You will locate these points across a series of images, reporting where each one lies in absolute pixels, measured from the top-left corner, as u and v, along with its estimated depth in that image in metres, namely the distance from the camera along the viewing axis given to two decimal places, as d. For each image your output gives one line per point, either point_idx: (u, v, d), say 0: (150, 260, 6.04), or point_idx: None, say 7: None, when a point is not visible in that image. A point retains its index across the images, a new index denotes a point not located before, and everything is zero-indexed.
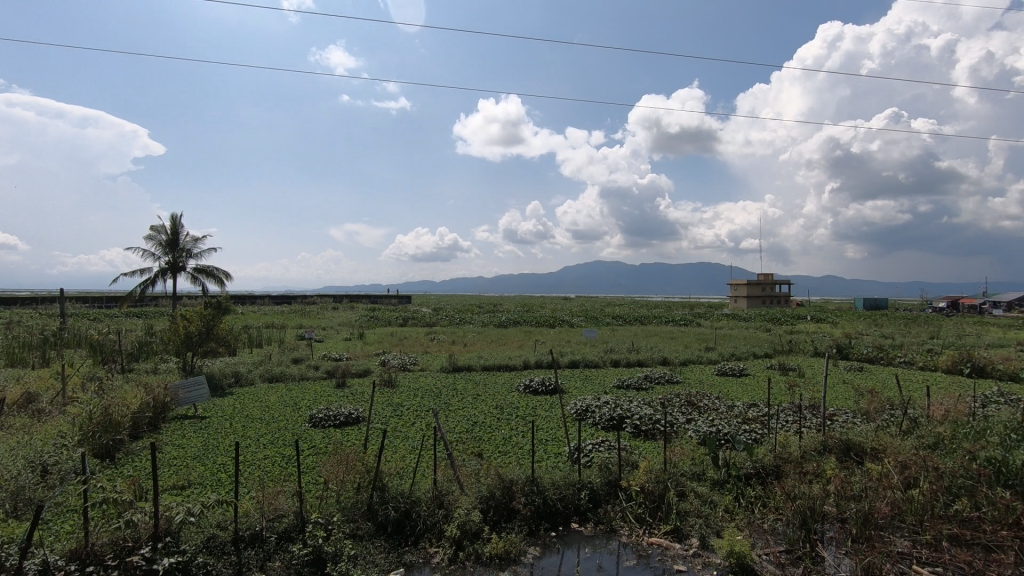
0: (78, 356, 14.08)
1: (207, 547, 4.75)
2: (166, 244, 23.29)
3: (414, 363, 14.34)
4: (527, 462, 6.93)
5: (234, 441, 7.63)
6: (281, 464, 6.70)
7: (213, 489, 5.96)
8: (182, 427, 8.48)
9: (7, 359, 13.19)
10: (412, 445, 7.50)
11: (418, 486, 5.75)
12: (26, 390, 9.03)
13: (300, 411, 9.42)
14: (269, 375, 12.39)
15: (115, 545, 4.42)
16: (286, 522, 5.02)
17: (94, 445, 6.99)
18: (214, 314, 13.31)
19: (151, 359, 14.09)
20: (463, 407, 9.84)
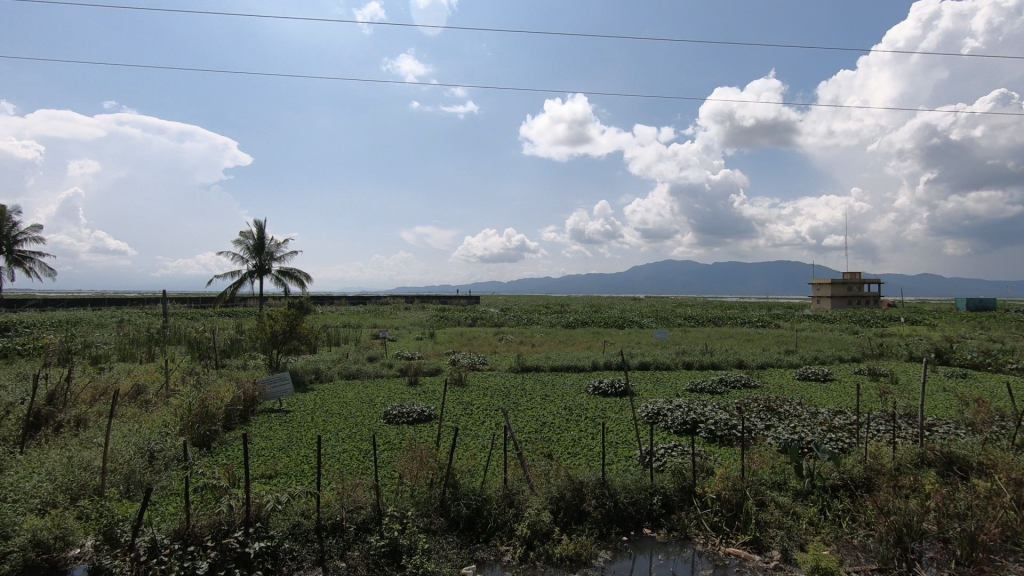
0: (179, 352, 15.33)
1: (293, 534, 5.03)
2: (253, 248, 24.89)
3: (483, 362, 14.54)
4: (597, 465, 6.85)
5: (316, 435, 8.03)
6: (359, 458, 7.00)
7: (297, 480, 6.31)
8: (269, 420, 9.02)
9: (119, 353, 14.56)
10: (482, 444, 7.62)
11: (489, 485, 5.82)
12: (135, 383, 9.95)
13: (376, 407, 9.80)
14: (347, 372, 12.95)
15: (213, 528, 4.77)
16: (364, 514, 5.22)
17: (194, 434, 7.58)
18: (297, 314, 14.09)
19: (241, 355, 15.11)
20: (532, 407, 9.87)
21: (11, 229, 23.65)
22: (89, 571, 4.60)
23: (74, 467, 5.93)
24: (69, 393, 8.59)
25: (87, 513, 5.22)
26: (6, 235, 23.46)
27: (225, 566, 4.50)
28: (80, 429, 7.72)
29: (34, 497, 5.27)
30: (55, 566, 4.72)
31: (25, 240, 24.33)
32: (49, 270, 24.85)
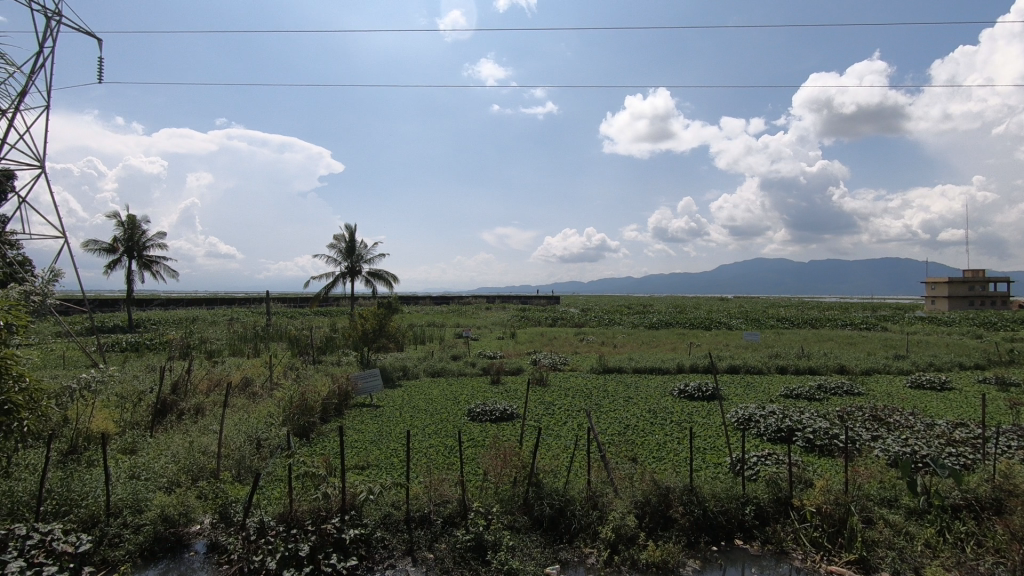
0: (281, 348, 16.51)
1: (385, 523, 5.27)
2: (345, 251, 26.32)
3: (565, 363, 14.49)
4: (684, 471, 6.63)
5: (404, 429, 8.36)
6: (444, 454, 7.21)
7: (387, 472, 6.59)
8: (361, 414, 9.49)
9: (231, 348, 15.92)
10: (565, 445, 7.60)
11: (572, 486, 5.81)
12: (244, 376, 10.84)
13: (460, 405, 10.05)
14: (432, 370, 13.38)
15: (313, 513, 5.08)
16: (450, 507, 5.38)
17: (295, 424, 8.13)
18: (385, 313, 14.73)
19: (335, 352, 16.00)
20: (615, 409, 9.71)
21: (141, 235, 26.44)
22: (209, 546, 5.11)
23: (195, 452, 6.56)
24: (189, 383, 9.50)
25: (206, 493, 5.75)
26: (137, 241, 26.27)
27: (324, 550, 4.73)
28: (198, 416, 8.50)
29: (162, 476, 5.88)
30: (179, 540, 5.20)
31: (152, 245, 27.12)
32: (172, 270, 27.49)
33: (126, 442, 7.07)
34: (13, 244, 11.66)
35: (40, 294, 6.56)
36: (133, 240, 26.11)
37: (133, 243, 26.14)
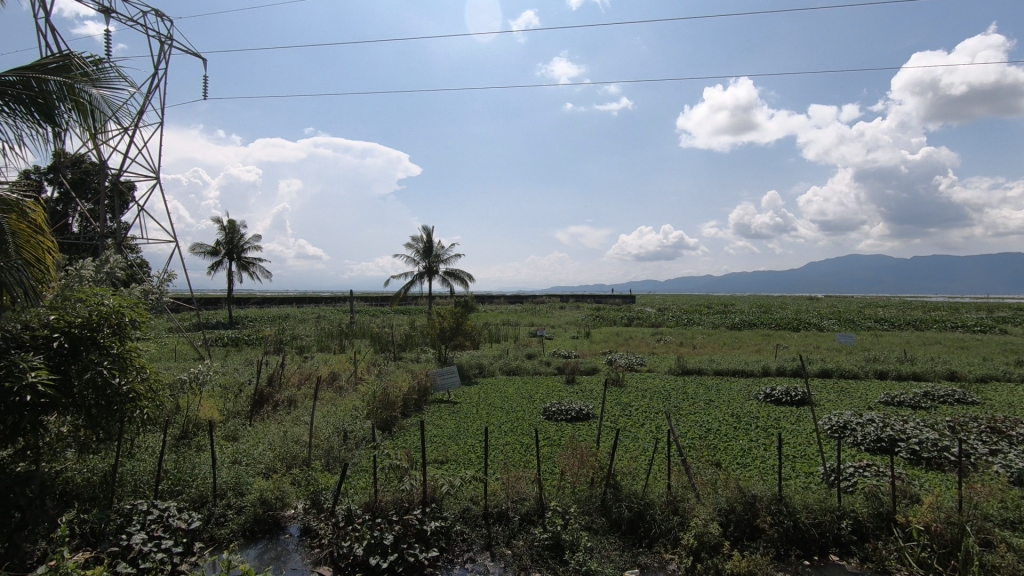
0: (364, 344, 17.30)
1: (464, 517, 5.39)
2: (423, 251, 27.16)
3: (642, 363, 14.16)
4: (772, 479, 6.29)
5: (482, 426, 8.50)
6: (521, 451, 7.26)
7: (466, 467, 6.73)
8: (439, 409, 9.75)
9: (319, 344, 16.86)
10: (644, 447, 7.44)
11: (652, 490, 5.68)
12: (331, 370, 11.44)
13: (536, 403, 10.08)
14: (507, 368, 13.50)
15: (396, 504, 5.28)
16: (528, 505, 5.41)
17: (378, 418, 8.48)
18: (462, 312, 15.03)
19: (414, 349, 16.53)
20: (696, 412, 9.37)
21: (240, 239, 28.56)
22: (302, 530, 5.42)
23: (288, 441, 6.99)
24: (283, 377, 10.16)
25: (299, 480, 6.11)
26: (236, 244, 28.39)
27: (407, 540, 4.87)
28: (291, 408, 9.07)
29: (259, 463, 6.33)
30: (276, 522, 5.54)
31: (249, 248, 29.25)
32: (267, 270, 29.49)
33: (228, 430, 7.66)
34: (134, 248, 12.97)
35: (157, 293, 7.24)
36: (233, 244, 28.25)
37: (233, 245, 28.27)
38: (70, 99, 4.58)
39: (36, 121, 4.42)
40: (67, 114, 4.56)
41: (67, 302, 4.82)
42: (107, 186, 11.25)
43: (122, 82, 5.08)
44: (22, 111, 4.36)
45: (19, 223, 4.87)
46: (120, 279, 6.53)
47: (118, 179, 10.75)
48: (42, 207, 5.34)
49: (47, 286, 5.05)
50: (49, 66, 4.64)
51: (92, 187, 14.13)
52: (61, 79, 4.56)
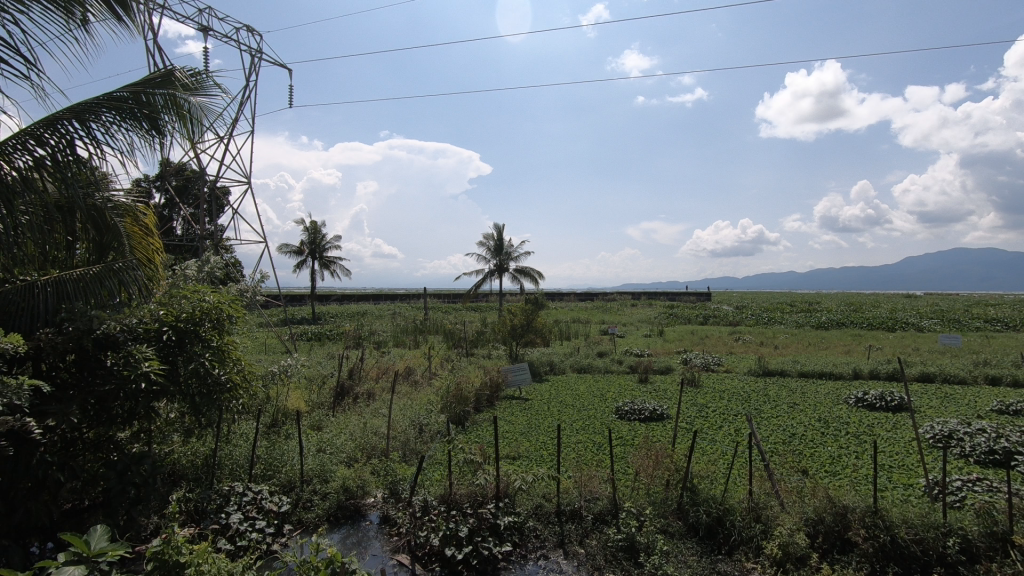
0: (438, 340, 17.76)
1: (537, 514, 5.42)
2: (494, 249, 27.49)
3: (719, 364, 13.60)
4: (866, 490, 5.87)
5: (554, 424, 8.51)
6: (594, 450, 7.21)
7: (538, 463, 6.75)
8: (511, 406, 9.83)
9: (395, 339, 17.49)
10: (723, 450, 7.16)
11: (732, 495, 5.46)
12: (407, 365, 11.83)
13: (608, 402, 9.95)
14: (579, 366, 13.40)
15: (471, 497, 5.37)
16: (601, 504, 5.37)
17: (452, 412, 8.68)
18: (533, 309, 15.08)
19: (485, 346, 16.75)
20: (779, 416, 8.92)
21: (322, 240, 30.11)
22: (381, 518, 5.62)
23: (368, 432, 7.30)
24: (362, 370, 10.61)
25: (378, 470, 6.35)
26: (319, 244, 29.95)
27: (481, 533, 4.94)
28: (371, 400, 9.46)
29: (342, 452, 6.65)
30: (357, 510, 5.77)
31: (330, 247, 30.76)
32: (346, 269, 30.91)
33: (314, 419, 8.11)
34: (229, 248, 13.98)
35: (250, 291, 7.76)
36: (316, 244, 29.82)
37: (316, 245, 29.84)
38: (173, 109, 4.96)
39: (144, 129, 4.76)
40: (170, 124, 4.95)
41: (173, 299, 5.22)
42: (205, 191, 12.18)
43: (218, 91, 5.46)
44: (132, 122, 4.72)
45: (134, 227, 5.47)
46: (218, 278, 7.07)
47: (215, 184, 11.61)
48: (151, 212, 5.90)
49: (156, 284, 5.58)
50: (155, 81, 5.06)
51: (193, 192, 15.36)
52: (165, 91, 4.97)
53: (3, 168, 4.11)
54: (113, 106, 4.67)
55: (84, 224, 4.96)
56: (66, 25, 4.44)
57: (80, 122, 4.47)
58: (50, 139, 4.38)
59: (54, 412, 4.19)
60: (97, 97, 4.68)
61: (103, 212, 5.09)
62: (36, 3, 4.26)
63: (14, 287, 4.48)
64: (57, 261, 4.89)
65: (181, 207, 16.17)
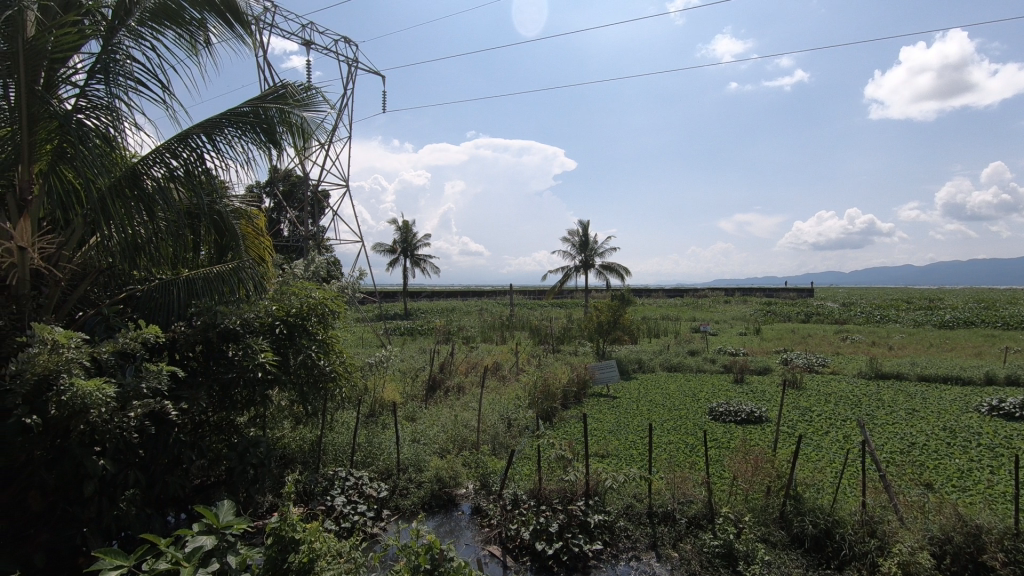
0: (524, 336, 17.94)
1: (627, 514, 5.33)
2: (579, 245, 27.31)
3: (824, 364, 12.67)
4: (1004, 509, 5.23)
5: (643, 422, 8.32)
6: (687, 451, 6.96)
7: (628, 463, 6.63)
8: (598, 403, 9.75)
9: (483, 335, 17.87)
10: (831, 458, 6.66)
11: (842, 506, 5.07)
12: (495, 360, 12.05)
13: (700, 402, 9.59)
14: (668, 365, 13.00)
15: (560, 494, 5.37)
16: (695, 508, 5.19)
17: (540, 408, 8.72)
18: (619, 305, 14.81)
19: (571, 342, 16.69)
20: (896, 423, 8.15)
21: (413, 239, 31.35)
22: (473, 509, 5.76)
23: (459, 425, 7.52)
24: (452, 365, 10.93)
25: (469, 462, 6.51)
26: (410, 243, 31.23)
27: (571, 530, 4.93)
28: (461, 393, 9.72)
29: (435, 443, 6.89)
30: (450, 499, 5.95)
31: (420, 246, 31.96)
32: (435, 267, 32.00)
33: (408, 411, 8.46)
34: (330, 248, 14.89)
35: (350, 287, 8.21)
36: (407, 243, 31.10)
37: (407, 244, 31.13)
38: (287, 122, 5.35)
39: (262, 141, 5.18)
40: (283, 134, 5.34)
41: (284, 294, 5.66)
42: (308, 195, 13.06)
43: (326, 102, 5.77)
44: (251, 134, 5.14)
45: (248, 228, 6.05)
46: (322, 275, 7.55)
47: (318, 188, 12.41)
48: (263, 215, 6.41)
49: (267, 279, 5.93)
50: (270, 94, 5.48)
51: (298, 197, 16.55)
52: (280, 106, 5.36)
53: (144, 179, 4.70)
54: (236, 121, 5.13)
55: (208, 227, 5.47)
56: (194, 49, 4.93)
57: (207, 136, 4.95)
58: (182, 152, 4.88)
59: (187, 397, 4.68)
60: (222, 113, 5.15)
61: (224, 216, 5.60)
62: (170, 30, 4.78)
63: (154, 286, 5.05)
64: (188, 262, 5.43)
65: (288, 209, 17.46)
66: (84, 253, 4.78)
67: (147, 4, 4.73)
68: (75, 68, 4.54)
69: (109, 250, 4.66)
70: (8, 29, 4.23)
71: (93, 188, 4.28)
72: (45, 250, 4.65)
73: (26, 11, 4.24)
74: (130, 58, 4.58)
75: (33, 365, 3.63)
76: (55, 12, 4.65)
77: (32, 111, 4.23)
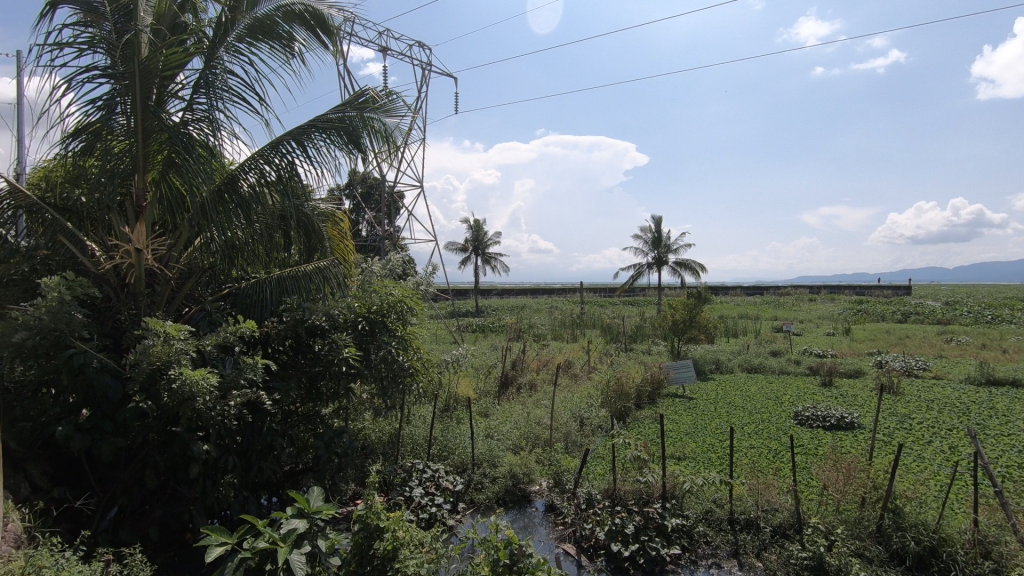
0: (596, 335, 17.76)
1: (707, 519, 5.15)
2: (652, 242, 26.68)
3: (925, 368, 11.68)
4: None
5: (722, 425, 8.02)
6: (771, 457, 6.63)
7: (707, 466, 6.41)
8: (674, 403, 9.48)
9: (554, 333, 17.87)
10: (935, 470, 6.13)
11: (950, 523, 4.65)
12: (566, 358, 12.01)
13: (785, 406, 9.10)
14: (749, 366, 12.44)
15: (636, 495, 5.29)
16: (781, 517, 4.94)
17: (613, 407, 8.60)
18: (696, 303, 14.32)
19: (644, 341, 16.34)
20: (1013, 434, 7.38)
21: (484, 236, 31.78)
22: (547, 506, 5.77)
23: (532, 422, 7.56)
24: (524, 362, 11.00)
25: (543, 460, 6.52)
26: (481, 241, 31.67)
27: (647, 532, 4.83)
28: (533, 391, 9.76)
29: (508, 439, 6.97)
30: (524, 495, 5.99)
31: (490, 244, 32.34)
32: (504, 265, 32.24)
33: (482, 406, 8.60)
34: (405, 246, 15.37)
35: (425, 286, 8.44)
36: (478, 241, 31.57)
37: (478, 242, 31.59)
38: (369, 128, 5.58)
39: (346, 145, 5.41)
40: (366, 137, 5.55)
41: (366, 292, 5.89)
42: (385, 196, 13.51)
43: (407, 107, 5.94)
44: (337, 140, 5.39)
45: (332, 229, 6.37)
46: (399, 273, 7.81)
47: (394, 189, 12.85)
48: (346, 217, 6.73)
49: (351, 276, 6.20)
50: (354, 100, 5.72)
51: (375, 198, 17.20)
52: (363, 112, 5.58)
53: (242, 186, 5.05)
54: (322, 128, 5.40)
55: (296, 228, 5.80)
56: (285, 62, 5.24)
57: (297, 143, 5.24)
58: (275, 158, 5.19)
59: (279, 387, 4.99)
60: (311, 120, 5.42)
61: (311, 218, 5.91)
62: (264, 44, 5.10)
63: (250, 284, 5.42)
64: (279, 261, 5.78)
65: (367, 210, 18.19)
66: (189, 254, 5.21)
67: (244, 21, 5.07)
68: (181, 84, 4.94)
69: (211, 252, 5.05)
70: (126, 52, 4.68)
71: (197, 195, 4.66)
72: (157, 252, 5.12)
73: (140, 34, 4.68)
74: (229, 72, 4.93)
75: (150, 356, 4.02)
76: (165, 34, 5.09)
77: (145, 125, 4.66)
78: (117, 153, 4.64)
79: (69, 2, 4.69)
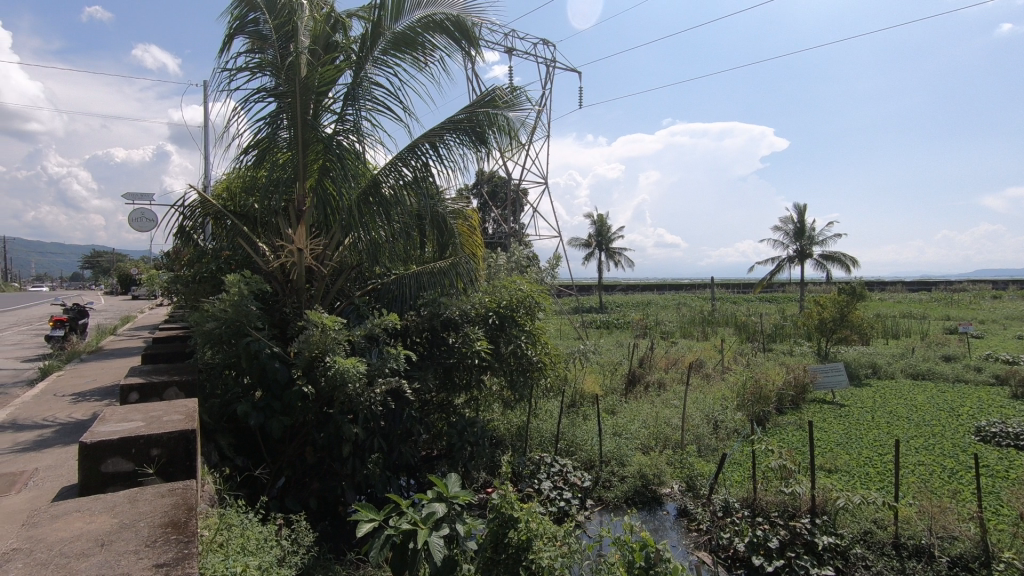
0: (730, 333, 16.72)
1: (865, 540, 4.61)
2: (794, 233, 24.47)
3: None
4: None
5: (882, 437, 7.15)
6: (946, 477, 5.78)
7: (864, 482, 5.75)
8: (822, 409, 8.64)
9: (683, 330, 17.11)
10: None
11: None
12: (697, 357, 11.45)
13: (963, 418, 7.88)
14: (914, 371, 10.95)
15: (780, 507, 4.95)
16: (962, 547, 4.28)
17: (750, 411, 8.06)
18: (848, 300, 12.89)
19: (785, 341, 15.08)
20: None
21: (608, 231, 31.29)
22: (679, 510, 5.56)
23: (661, 422, 7.31)
24: (651, 360, 10.66)
25: (674, 462, 6.26)
26: (605, 235, 31.22)
27: (794, 549, 4.50)
28: (661, 390, 9.45)
29: (637, 438, 6.81)
30: (655, 498, 5.80)
31: (615, 239, 31.76)
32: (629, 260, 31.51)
33: (608, 403, 8.49)
34: (530, 243, 15.59)
35: (551, 281, 8.50)
36: (602, 235, 31.15)
37: (602, 237, 31.19)
38: (496, 125, 5.72)
39: (476, 144, 5.62)
40: (493, 136, 5.72)
41: (496, 288, 6.05)
42: (512, 193, 13.82)
43: (531, 101, 5.98)
44: (467, 140, 5.61)
45: (463, 227, 6.64)
46: (526, 268, 7.96)
47: (520, 187, 13.08)
48: (476, 215, 6.98)
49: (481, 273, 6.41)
50: (481, 99, 5.89)
51: (501, 196, 17.68)
52: (490, 110, 5.74)
53: (384, 188, 5.45)
54: (454, 129, 5.66)
55: (431, 226, 6.14)
56: (422, 68, 5.55)
57: (432, 145, 5.55)
58: (412, 161, 5.54)
59: (417, 376, 5.32)
60: (443, 123, 5.69)
61: (444, 217, 6.21)
62: (404, 53, 5.44)
63: (390, 280, 5.80)
64: (416, 258, 6.15)
65: (493, 208, 18.71)
66: (340, 253, 5.72)
67: (387, 33, 5.43)
68: (334, 98, 5.43)
69: (358, 250, 5.51)
70: (289, 72, 5.26)
71: (347, 198, 5.11)
72: (315, 251, 5.69)
73: (300, 55, 5.22)
74: (374, 84, 5.34)
75: (310, 344, 4.50)
76: (319, 52, 5.63)
77: (305, 137, 5.19)
78: (282, 164, 5.23)
79: (243, 32, 5.40)
